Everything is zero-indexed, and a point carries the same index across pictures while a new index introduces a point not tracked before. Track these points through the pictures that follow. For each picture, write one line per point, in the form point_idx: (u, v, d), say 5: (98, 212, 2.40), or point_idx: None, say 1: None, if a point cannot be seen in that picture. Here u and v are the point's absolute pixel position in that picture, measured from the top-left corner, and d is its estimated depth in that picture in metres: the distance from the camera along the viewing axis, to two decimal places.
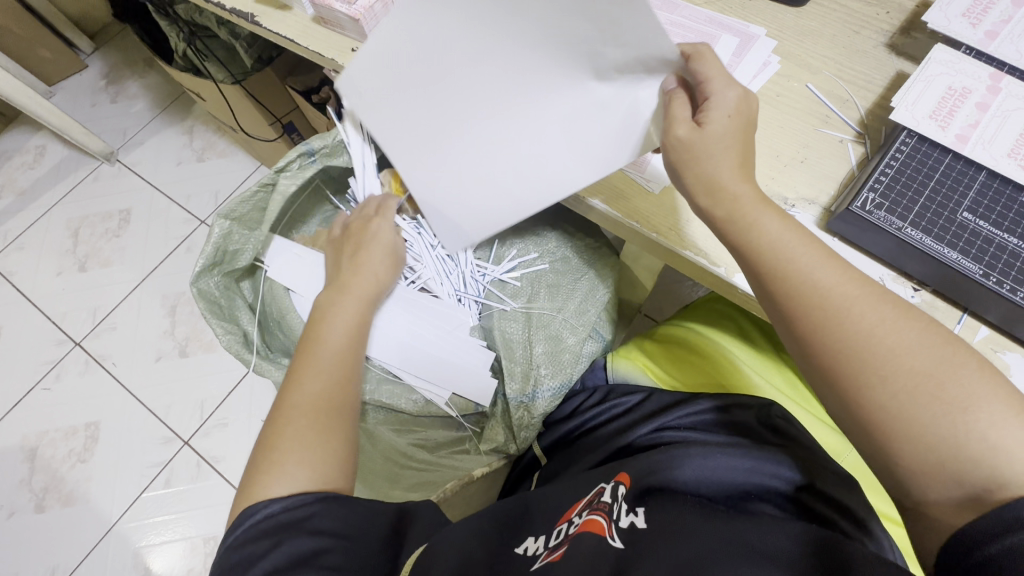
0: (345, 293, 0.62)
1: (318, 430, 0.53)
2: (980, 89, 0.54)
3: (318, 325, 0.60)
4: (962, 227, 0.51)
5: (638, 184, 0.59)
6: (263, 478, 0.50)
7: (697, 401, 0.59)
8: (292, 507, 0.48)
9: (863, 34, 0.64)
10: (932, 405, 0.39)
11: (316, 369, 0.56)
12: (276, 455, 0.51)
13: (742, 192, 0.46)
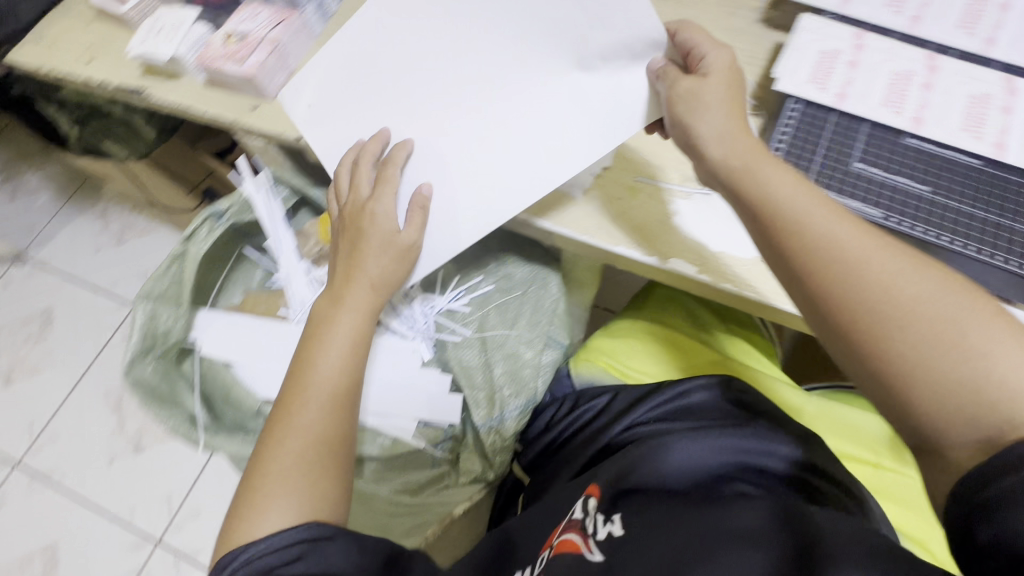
0: (339, 303, 0.58)
1: (314, 468, 0.51)
2: (847, 48, 0.59)
3: (313, 346, 0.56)
4: (858, 177, 0.55)
5: (560, 193, 0.61)
6: (243, 524, 0.49)
7: (670, 389, 0.60)
8: (276, 551, 0.46)
9: (738, 15, 0.69)
10: (938, 343, 0.38)
11: (308, 402, 0.54)
12: (259, 497, 0.50)
13: (746, 141, 0.48)
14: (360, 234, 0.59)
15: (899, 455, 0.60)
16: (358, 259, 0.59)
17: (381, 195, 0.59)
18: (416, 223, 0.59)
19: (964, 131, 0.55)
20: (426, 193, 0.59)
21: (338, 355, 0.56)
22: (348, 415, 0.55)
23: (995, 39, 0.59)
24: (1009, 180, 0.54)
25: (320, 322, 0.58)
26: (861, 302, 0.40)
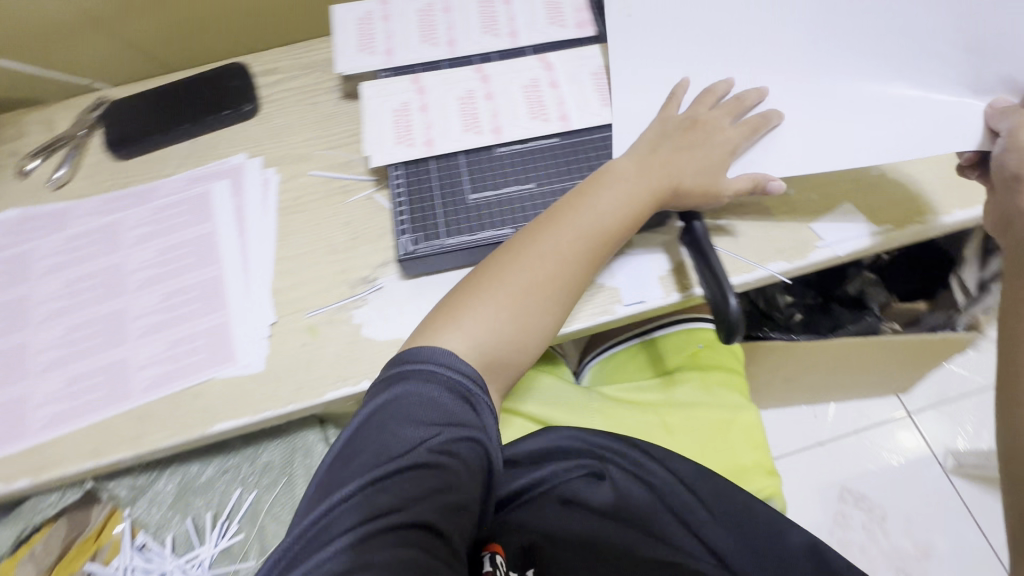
0: (641, 171, 0.55)
1: (518, 307, 0.52)
2: (412, 98, 0.63)
3: (604, 181, 0.55)
4: (478, 206, 0.57)
5: (240, 375, 0.56)
6: (449, 317, 0.52)
7: (533, 446, 0.61)
8: (448, 375, 0.48)
9: (320, 101, 0.71)
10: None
11: (570, 224, 0.53)
12: (461, 314, 0.52)
13: None
14: (670, 159, 0.55)
15: (671, 399, 0.68)
16: (654, 160, 0.55)
17: (714, 136, 0.56)
18: (738, 188, 0.54)
19: (533, 119, 0.61)
20: (764, 175, 0.54)
21: (604, 213, 0.54)
22: (582, 280, 0.54)
23: (515, 30, 0.67)
24: (585, 142, 0.60)
25: (619, 193, 0.54)
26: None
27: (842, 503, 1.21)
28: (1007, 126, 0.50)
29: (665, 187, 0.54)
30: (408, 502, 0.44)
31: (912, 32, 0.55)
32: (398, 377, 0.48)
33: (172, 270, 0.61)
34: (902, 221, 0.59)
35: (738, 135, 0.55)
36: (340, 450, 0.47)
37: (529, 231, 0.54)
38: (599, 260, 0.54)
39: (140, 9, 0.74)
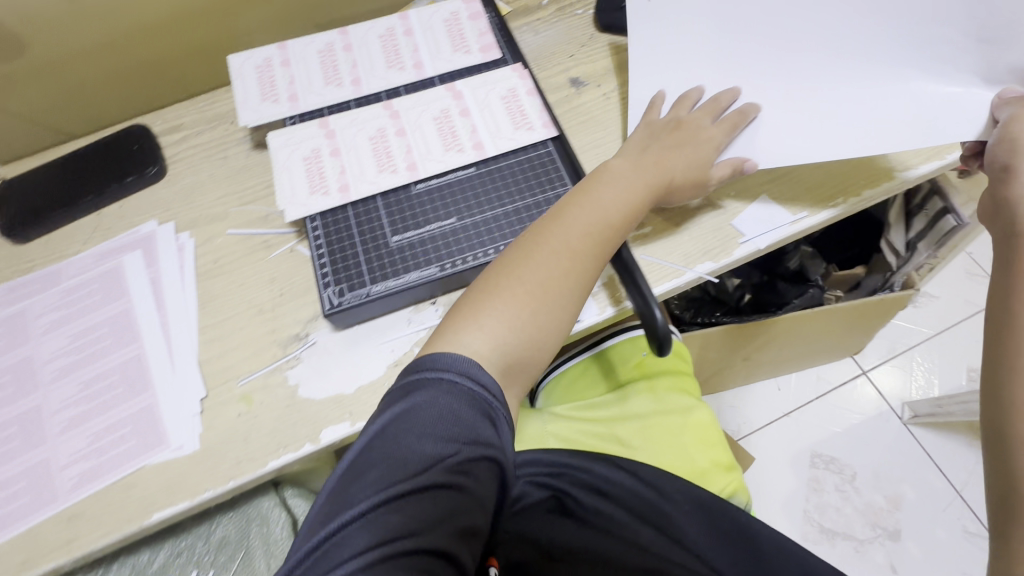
0: (638, 170, 0.56)
1: (537, 302, 0.49)
2: (322, 143, 0.61)
3: (603, 179, 0.55)
4: (401, 248, 0.56)
5: (173, 457, 0.53)
6: (465, 320, 0.48)
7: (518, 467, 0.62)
8: (467, 384, 0.44)
9: (230, 155, 0.69)
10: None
11: (576, 221, 0.53)
12: (476, 316, 0.48)
13: None
14: (662, 156, 0.57)
15: (627, 410, 0.70)
16: (649, 158, 0.57)
17: (700, 132, 0.58)
18: (721, 177, 0.57)
19: (447, 151, 0.60)
20: (744, 164, 0.57)
21: (611, 204, 0.54)
22: (590, 273, 0.52)
23: (420, 61, 0.66)
24: (502, 167, 0.60)
25: (620, 187, 0.55)
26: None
27: (815, 469, 1.25)
28: (1007, 115, 0.52)
29: (660, 182, 0.56)
30: (421, 526, 0.37)
31: (907, 26, 0.57)
32: (414, 386, 0.43)
33: (88, 355, 0.58)
34: (816, 207, 0.61)
35: (719, 132, 0.58)
36: (348, 464, 0.41)
37: (540, 228, 0.53)
38: (609, 253, 0.53)
39: (24, 80, 0.70)
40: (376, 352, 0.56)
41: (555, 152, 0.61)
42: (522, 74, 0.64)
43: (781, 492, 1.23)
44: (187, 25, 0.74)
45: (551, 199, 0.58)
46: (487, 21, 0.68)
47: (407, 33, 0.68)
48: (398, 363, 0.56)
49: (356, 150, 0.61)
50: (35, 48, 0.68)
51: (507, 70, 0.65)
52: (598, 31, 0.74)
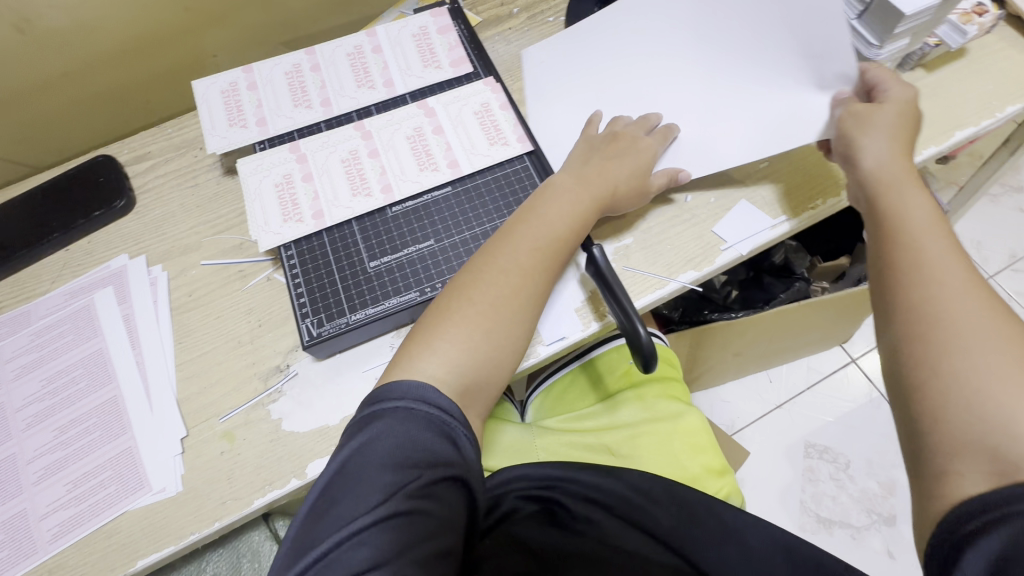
0: (580, 183, 0.55)
1: (489, 323, 0.48)
2: (293, 168, 0.60)
3: (548, 197, 0.55)
4: (380, 273, 0.55)
5: (155, 501, 0.52)
6: (418, 349, 0.47)
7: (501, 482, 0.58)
8: (425, 409, 0.43)
9: (201, 182, 0.67)
10: (1018, 393, 0.35)
11: (525, 239, 0.52)
12: (429, 344, 0.47)
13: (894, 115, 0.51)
14: (605, 165, 0.57)
15: (618, 419, 0.70)
16: (594, 168, 0.57)
17: (636, 144, 0.58)
18: (660, 186, 0.58)
19: (422, 171, 0.59)
20: (678, 176, 0.58)
21: (560, 219, 0.53)
22: (539, 290, 0.51)
23: (390, 79, 0.65)
24: (478, 186, 0.59)
25: (567, 200, 0.54)
26: (934, 302, 0.41)
27: (809, 459, 1.25)
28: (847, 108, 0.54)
29: (602, 194, 0.55)
30: (390, 556, 0.36)
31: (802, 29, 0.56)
32: (370, 418, 0.42)
33: (63, 399, 0.56)
34: (801, 208, 0.60)
35: (653, 142, 0.59)
36: (311, 505, 0.39)
37: (489, 249, 0.52)
38: (557, 270, 0.52)
39: None
40: (361, 379, 0.55)
41: (531, 166, 0.60)
42: (494, 88, 0.63)
43: (777, 484, 1.24)
44: (148, 49, 0.72)
45: None
46: (456, 33, 0.67)
47: (376, 50, 0.67)
48: None
49: (330, 174, 0.60)
50: None
51: (480, 85, 0.64)
52: None
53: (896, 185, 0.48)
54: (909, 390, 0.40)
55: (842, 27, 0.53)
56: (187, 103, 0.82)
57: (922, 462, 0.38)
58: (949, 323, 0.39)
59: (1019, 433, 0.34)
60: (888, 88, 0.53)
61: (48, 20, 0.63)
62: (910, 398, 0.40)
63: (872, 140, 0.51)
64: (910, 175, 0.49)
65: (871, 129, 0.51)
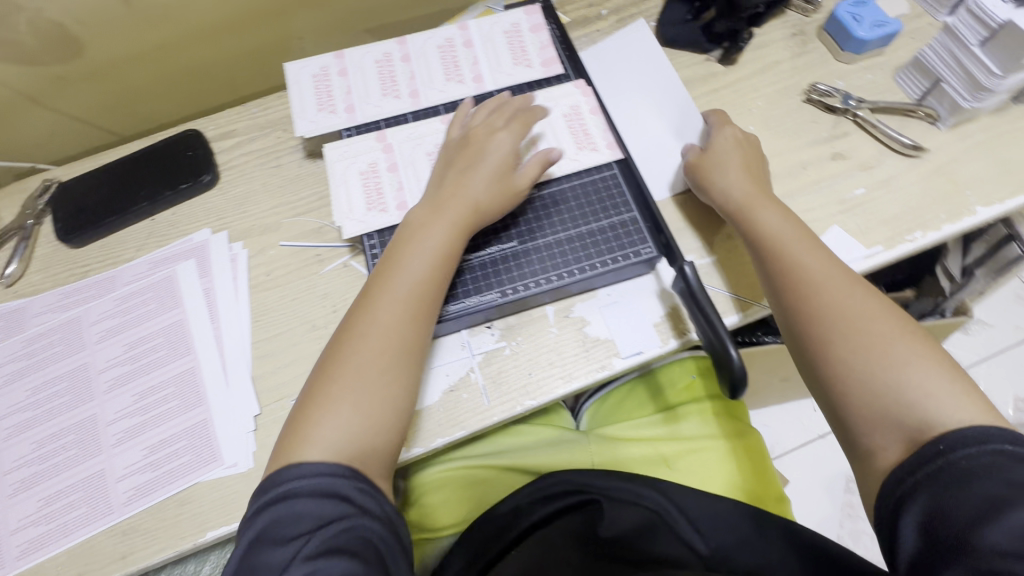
0: (436, 213, 0.53)
1: (370, 377, 0.46)
2: (379, 158, 0.60)
3: (403, 247, 0.52)
4: (462, 271, 0.55)
5: (228, 474, 0.53)
6: (306, 426, 0.45)
7: (547, 482, 0.60)
8: (312, 477, 0.42)
9: (283, 163, 0.68)
10: (895, 365, 0.44)
11: (390, 295, 0.49)
12: (317, 418, 0.45)
13: (727, 153, 0.58)
14: (458, 188, 0.54)
15: (677, 432, 0.68)
16: (448, 197, 0.53)
17: (489, 140, 0.56)
18: (533, 178, 0.56)
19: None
20: (553, 157, 0.56)
21: (426, 265, 0.50)
22: (422, 329, 0.49)
23: (479, 75, 0.64)
24: (564, 191, 0.59)
25: (426, 243, 0.51)
26: (815, 307, 0.48)
27: (850, 493, 1.20)
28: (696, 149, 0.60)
29: (466, 211, 0.53)
30: None
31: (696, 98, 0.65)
32: (256, 513, 0.42)
33: (143, 366, 0.58)
34: (892, 241, 0.58)
35: (509, 136, 0.57)
36: None
37: (356, 314, 0.49)
38: (432, 313, 0.50)
39: (79, 83, 0.70)
40: (429, 375, 0.55)
41: (619, 175, 0.59)
42: (585, 91, 0.62)
43: (813, 516, 1.19)
44: (241, 29, 0.73)
45: (615, 226, 0.57)
46: (548, 34, 0.67)
47: (467, 44, 0.66)
48: (454, 388, 0.55)
49: (416, 165, 0.60)
50: (88, 52, 0.67)
51: (570, 87, 0.63)
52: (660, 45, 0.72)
53: (752, 205, 0.54)
54: (818, 384, 0.47)
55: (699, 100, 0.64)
56: (269, 83, 0.83)
57: (850, 440, 0.46)
58: (828, 323, 0.47)
59: (910, 399, 0.43)
60: (713, 135, 0.60)
61: None
62: (823, 393, 0.47)
63: (722, 176, 0.56)
64: (763, 193, 0.55)
65: (721, 167, 0.57)
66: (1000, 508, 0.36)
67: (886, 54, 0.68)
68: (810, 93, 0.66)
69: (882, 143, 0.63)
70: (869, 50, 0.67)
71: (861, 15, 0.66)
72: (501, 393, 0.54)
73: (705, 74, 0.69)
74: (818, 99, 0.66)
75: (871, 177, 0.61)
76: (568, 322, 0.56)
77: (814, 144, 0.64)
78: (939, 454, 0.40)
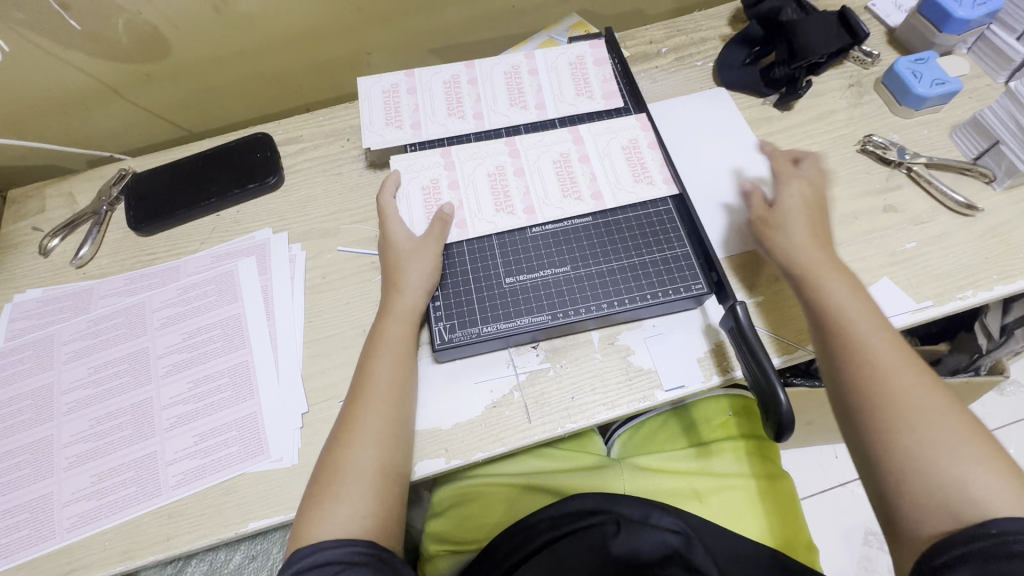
0: (387, 313, 0.55)
1: (356, 477, 0.48)
2: (441, 174, 0.62)
3: (365, 356, 0.54)
4: (514, 291, 0.57)
5: (274, 468, 0.54)
6: (315, 513, 0.46)
7: (576, 501, 0.59)
8: (319, 558, 0.43)
9: (345, 171, 0.71)
10: (962, 459, 0.42)
11: (366, 400, 0.51)
12: (326, 503, 0.47)
13: (796, 215, 0.57)
14: (395, 286, 0.56)
15: (708, 466, 0.69)
16: (391, 298, 0.55)
17: (387, 228, 0.58)
18: (435, 235, 0.58)
19: (565, 198, 0.61)
20: (449, 213, 0.59)
21: (394, 363, 0.53)
22: (401, 416, 0.51)
23: (542, 102, 0.67)
24: (620, 222, 0.60)
25: (391, 340, 0.54)
26: (879, 386, 0.47)
27: (867, 546, 1.16)
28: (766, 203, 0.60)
29: (407, 301, 0.55)
30: None
31: (748, 148, 0.68)
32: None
33: (200, 354, 0.60)
34: (942, 297, 0.58)
35: (394, 219, 0.59)
36: None
37: (349, 412, 0.51)
38: (405, 403, 0.52)
39: (162, 81, 0.74)
40: (474, 390, 0.56)
41: (674, 211, 0.61)
42: (644, 126, 0.64)
43: (828, 566, 1.15)
44: (316, 43, 0.77)
45: (668, 261, 0.58)
46: (611, 68, 0.69)
47: (532, 72, 0.69)
48: (497, 405, 0.56)
49: (475, 183, 0.62)
50: (175, 53, 0.71)
51: (631, 120, 0.65)
52: (717, 86, 0.74)
53: (820, 270, 0.53)
54: (871, 460, 0.46)
55: (750, 148, 0.68)
56: (333, 94, 0.87)
57: (894, 520, 0.44)
58: (894, 402, 0.46)
59: (973, 495, 0.41)
60: (778, 192, 0.60)
61: (242, 7, 0.68)
62: (875, 469, 0.45)
63: (790, 236, 0.56)
64: (834, 262, 0.54)
65: (786, 229, 0.57)
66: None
67: (943, 112, 0.69)
68: (864, 143, 0.67)
69: (936, 200, 0.64)
70: (927, 106, 0.68)
71: (920, 72, 0.67)
72: (543, 413, 0.55)
73: (760, 118, 0.71)
74: (872, 151, 0.66)
75: (923, 232, 0.62)
76: (613, 348, 0.57)
77: (866, 195, 0.64)
78: (986, 535, 0.39)
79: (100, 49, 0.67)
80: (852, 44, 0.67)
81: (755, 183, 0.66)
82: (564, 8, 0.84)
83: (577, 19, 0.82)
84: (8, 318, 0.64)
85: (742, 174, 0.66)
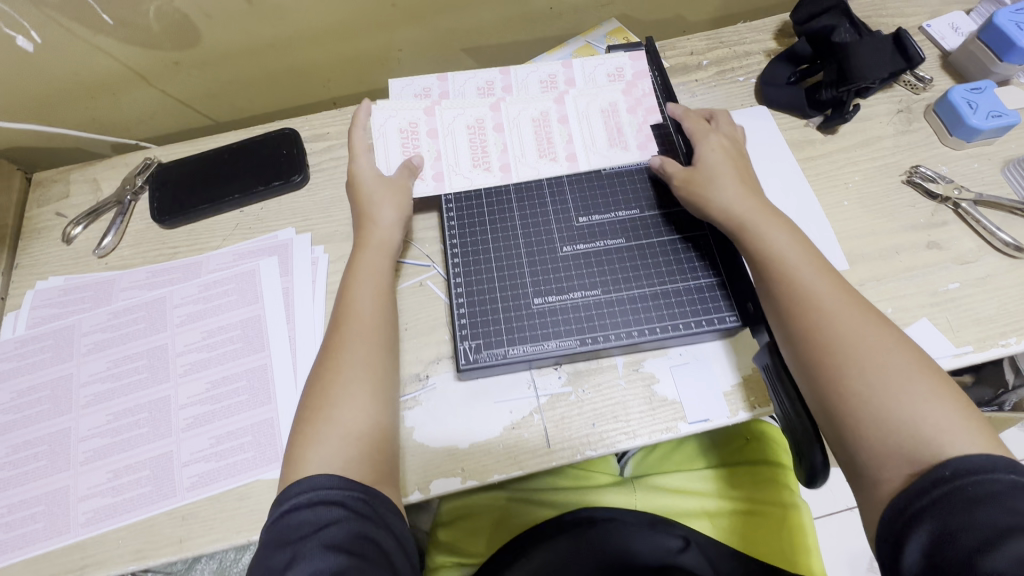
0: (360, 250, 0.57)
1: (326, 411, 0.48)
2: (420, 119, 0.65)
3: (346, 292, 0.55)
4: (542, 312, 0.56)
5: None
6: (302, 453, 0.46)
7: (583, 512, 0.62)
8: (314, 491, 0.43)
9: None
10: (909, 395, 0.41)
11: (349, 337, 0.52)
12: (319, 426, 0.47)
13: (719, 171, 0.57)
14: (370, 221, 0.59)
15: (720, 487, 0.69)
16: (367, 232, 0.58)
17: (358, 160, 0.62)
18: (399, 177, 0.61)
19: (541, 158, 0.64)
20: (417, 164, 0.62)
21: (373, 293, 0.55)
22: (385, 336, 0.53)
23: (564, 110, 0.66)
24: (653, 244, 0.59)
25: (367, 268, 0.56)
26: (826, 334, 0.45)
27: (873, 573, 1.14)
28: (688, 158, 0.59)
29: (371, 237, 0.58)
30: None
31: (786, 171, 0.66)
32: (273, 530, 0.42)
33: (218, 354, 0.59)
34: (983, 343, 0.56)
35: (366, 163, 0.62)
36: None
37: (330, 345, 0.52)
38: (387, 337, 0.53)
39: (188, 68, 0.73)
40: (493, 410, 0.55)
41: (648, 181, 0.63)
42: (629, 89, 0.67)
43: None
44: (348, 38, 0.75)
45: (697, 288, 0.57)
46: (650, 83, 0.68)
47: (568, 81, 0.68)
48: (516, 426, 0.55)
49: (451, 133, 0.65)
50: (204, 41, 0.70)
51: (619, 80, 0.68)
52: (758, 104, 0.71)
53: (757, 222, 0.52)
54: (826, 411, 0.44)
55: (791, 171, 0.66)
56: (362, 90, 0.85)
57: (858, 472, 0.42)
58: (837, 345, 0.44)
59: (923, 432, 0.39)
60: (699, 147, 0.59)
61: None
62: (832, 423, 0.43)
63: (718, 191, 0.55)
64: (769, 210, 0.53)
65: (720, 181, 0.56)
66: (1008, 536, 0.33)
67: (996, 144, 0.66)
68: (911, 174, 0.65)
69: (982, 238, 0.61)
70: (980, 138, 0.65)
71: (975, 103, 0.64)
72: (563, 438, 0.54)
73: (802, 141, 0.68)
74: (918, 183, 0.64)
75: (967, 273, 0.59)
76: (636, 376, 0.56)
77: (909, 230, 0.62)
78: (941, 480, 0.37)
79: (130, 34, 0.66)
80: (906, 68, 0.64)
81: (793, 210, 0.63)
82: (603, 13, 0.81)
83: (615, 25, 0.80)
84: (29, 306, 0.64)
85: (782, 199, 0.64)
